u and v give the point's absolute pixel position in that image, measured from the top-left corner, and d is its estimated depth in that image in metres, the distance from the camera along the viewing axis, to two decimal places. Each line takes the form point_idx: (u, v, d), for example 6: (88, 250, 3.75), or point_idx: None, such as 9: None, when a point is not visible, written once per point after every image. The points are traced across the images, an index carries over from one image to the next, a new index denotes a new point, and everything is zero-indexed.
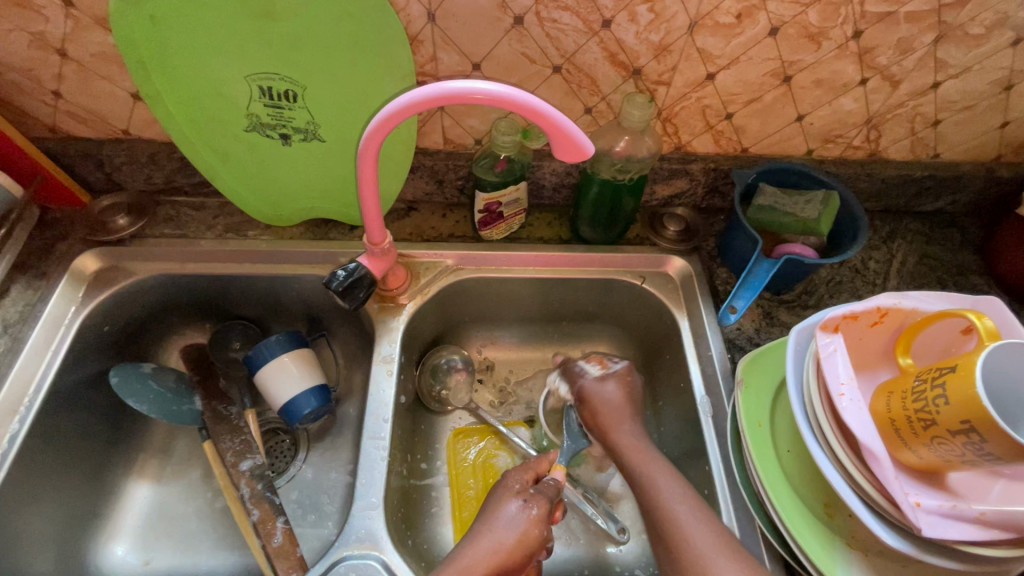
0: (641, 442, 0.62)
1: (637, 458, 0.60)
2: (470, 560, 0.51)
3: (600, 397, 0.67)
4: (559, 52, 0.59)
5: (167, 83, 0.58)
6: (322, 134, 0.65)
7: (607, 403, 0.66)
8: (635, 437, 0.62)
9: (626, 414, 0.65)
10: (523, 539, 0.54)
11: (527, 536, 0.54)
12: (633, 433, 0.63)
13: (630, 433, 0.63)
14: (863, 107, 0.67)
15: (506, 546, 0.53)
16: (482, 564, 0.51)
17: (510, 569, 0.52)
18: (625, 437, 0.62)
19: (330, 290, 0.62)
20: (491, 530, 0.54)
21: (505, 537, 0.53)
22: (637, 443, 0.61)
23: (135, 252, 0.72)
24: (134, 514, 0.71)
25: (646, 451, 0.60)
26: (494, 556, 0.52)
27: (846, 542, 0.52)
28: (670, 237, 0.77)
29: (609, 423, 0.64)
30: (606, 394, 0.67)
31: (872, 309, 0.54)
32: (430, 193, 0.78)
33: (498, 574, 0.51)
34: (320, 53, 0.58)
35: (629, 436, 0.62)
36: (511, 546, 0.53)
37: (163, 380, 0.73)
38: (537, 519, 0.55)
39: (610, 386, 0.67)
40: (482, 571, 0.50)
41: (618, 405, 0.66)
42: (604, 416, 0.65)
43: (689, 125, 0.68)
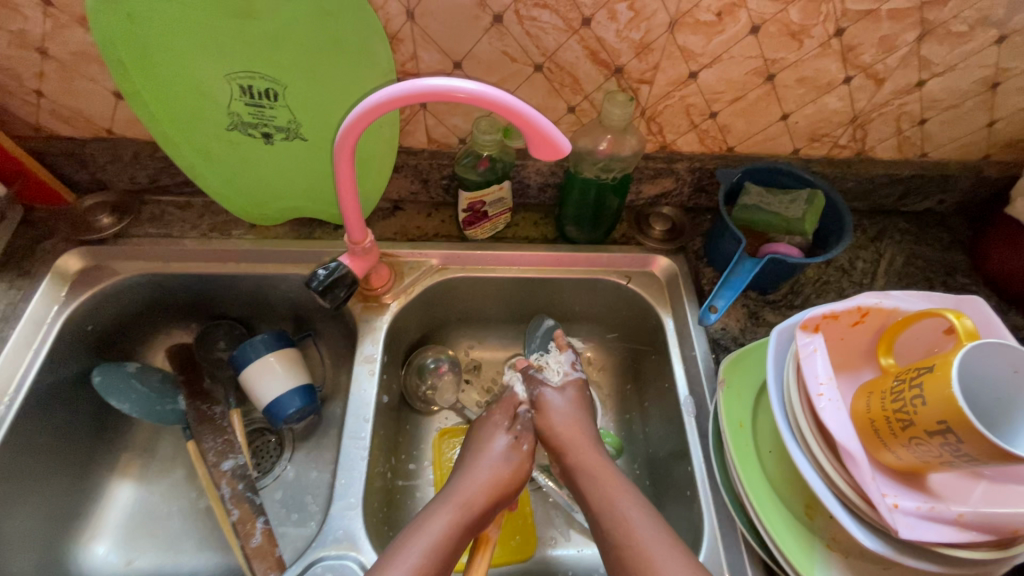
0: (602, 462, 0.61)
1: (600, 479, 0.58)
2: (469, 491, 0.57)
3: (554, 411, 0.66)
4: (539, 50, 0.59)
5: (147, 81, 0.58)
6: (304, 132, 0.65)
7: (565, 421, 0.64)
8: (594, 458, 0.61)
9: (582, 432, 0.64)
10: (514, 470, 0.60)
11: (516, 468, 0.61)
12: (593, 454, 0.61)
13: (590, 452, 0.61)
14: (848, 106, 0.66)
15: (498, 470, 0.60)
16: (478, 489, 0.57)
17: (503, 492, 0.58)
18: (586, 456, 0.61)
19: (311, 289, 0.62)
20: (484, 462, 0.60)
21: (496, 466, 0.60)
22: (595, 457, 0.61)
23: (119, 251, 0.72)
24: (117, 514, 0.71)
25: (609, 472, 0.59)
26: (487, 482, 0.58)
27: (826, 545, 0.51)
28: (656, 236, 0.77)
29: (568, 441, 0.62)
30: (561, 409, 0.66)
31: (853, 308, 0.54)
32: (415, 192, 0.78)
33: (493, 498, 0.57)
34: (300, 51, 0.58)
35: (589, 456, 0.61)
36: (502, 473, 0.60)
37: (147, 380, 0.73)
38: (524, 453, 0.63)
39: (562, 399, 0.67)
40: (477, 498, 0.56)
41: (575, 420, 0.65)
42: (563, 435, 0.63)
43: (673, 124, 0.68)
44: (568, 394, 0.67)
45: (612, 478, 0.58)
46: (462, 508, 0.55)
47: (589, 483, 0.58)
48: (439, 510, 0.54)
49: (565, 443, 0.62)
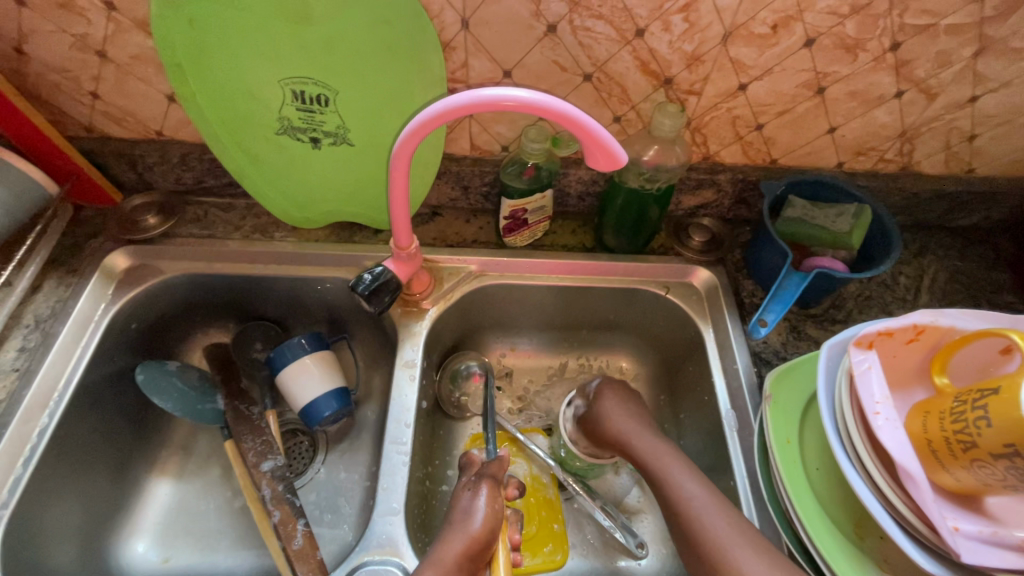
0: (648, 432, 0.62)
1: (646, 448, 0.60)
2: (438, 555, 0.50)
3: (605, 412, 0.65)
4: (590, 60, 0.59)
5: (204, 85, 0.59)
6: (351, 138, 0.65)
7: (614, 414, 0.65)
8: (654, 445, 0.60)
9: (633, 419, 0.64)
10: (485, 525, 0.52)
11: (491, 526, 0.53)
12: (651, 440, 0.61)
13: (649, 440, 0.61)
14: (898, 120, 0.65)
15: (472, 532, 0.52)
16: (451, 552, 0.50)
17: (480, 553, 0.51)
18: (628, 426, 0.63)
19: (357, 293, 0.62)
20: (456, 533, 0.51)
21: (469, 527, 0.52)
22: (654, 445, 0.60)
23: (164, 250, 0.73)
24: (155, 511, 0.71)
25: (669, 460, 0.58)
26: (459, 544, 0.50)
27: (878, 566, 0.50)
28: (695, 247, 0.77)
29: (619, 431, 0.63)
30: (609, 410, 0.65)
31: (908, 325, 0.54)
32: (454, 199, 0.78)
33: (468, 560, 0.50)
34: (354, 59, 0.59)
35: (649, 445, 0.60)
36: (478, 530, 0.52)
37: (186, 379, 0.74)
38: (495, 509, 0.55)
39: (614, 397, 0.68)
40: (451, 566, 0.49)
41: (630, 416, 0.64)
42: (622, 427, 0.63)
43: (718, 135, 0.68)
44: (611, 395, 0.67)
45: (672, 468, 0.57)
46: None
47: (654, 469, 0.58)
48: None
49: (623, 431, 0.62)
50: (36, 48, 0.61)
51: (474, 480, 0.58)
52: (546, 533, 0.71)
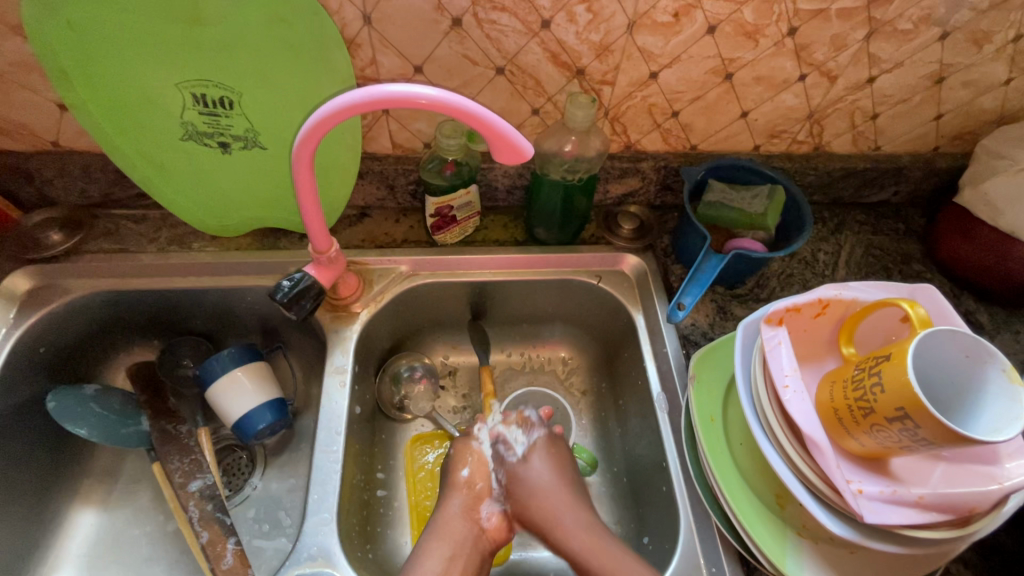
0: (593, 531, 0.58)
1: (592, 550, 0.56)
2: (444, 515, 0.60)
3: (528, 482, 0.63)
4: (500, 53, 0.59)
5: (94, 92, 0.56)
6: (262, 141, 0.63)
7: (540, 488, 0.62)
8: (583, 527, 0.59)
9: (563, 501, 0.61)
10: (468, 476, 0.64)
11: (478, 478, 0.64)
12: (576, 521, 0.59)
13: (575, 521, 0.59)
14: (804, 103, 0.68)
15: (459, 486, 0.63)
16: (451, 511, 0.60)
17: (475, 499, 0.62)
18: (573, 523, 0.59)
19: (276, 301, 0.60)
20: (453, 496, 0.62)
21: (458, 483, 0.63)
22: (594, 535, 0.57)
23: (73, 269, 0.69)
24: (79, 543, 0.68)
25: (605, 546, 0.56)
26: (458, 501, 0.61)
27: (796, 532, 0.52)
28: (625, 236, 0.77)
29: (547, 519, 0.60)
30: (537, 475, 0.63)
31: (814, 300, 0.55)
32: (382, 198, 0.77)
33: (467, 507, 0.61)
34: (255, 60, 0.57)
35: (575, 526, 0.59)
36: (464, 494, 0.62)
37: (105, 403, 0.70)
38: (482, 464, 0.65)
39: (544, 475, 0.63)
40: (461, 528, 0.59)
41: (553, 489, 0.62)
42: (540, 506, 0.61)
43: (637, 124, 0.69)
44: (544, 458, 0.65)
45: (617, 559, 0.55)
46: (454, 542, 0.57)
47: (591, 561, 0.55)
48: (430, 545, 0.57)
49: (555, 527, 0.59)
50: None
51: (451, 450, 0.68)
52: None
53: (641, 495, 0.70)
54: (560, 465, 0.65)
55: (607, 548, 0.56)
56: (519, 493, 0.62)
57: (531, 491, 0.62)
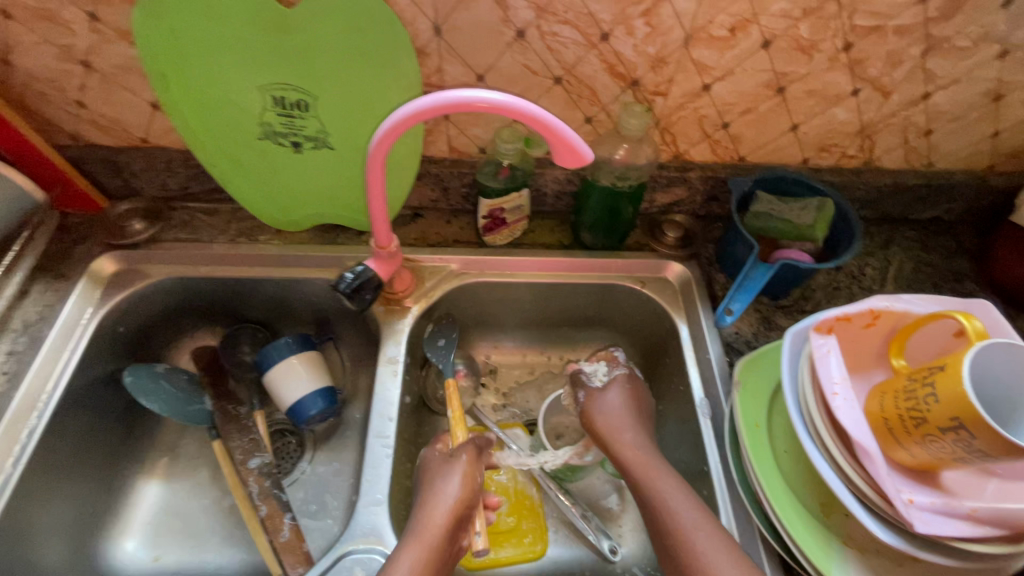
0: (647, 447, 0.62)
1: (639, 461, 0.60)
2: (427, 521, 0.56)
3: (603, 406, 0.67)
4: (559, 64, 0.62)
5: (187, 93, 0.62)
6: (332, 142, 0.67)
7: (608, 412, 0.66)
8: (640, 444, 0.62)
9: (630, 421, 0.65)
10: (463, 488, 0.59)
11: (468, 490, 0.59)
12: (634, 439, 0.63)
13: (632, 440, 0.63)
14: (856, 117, 0.69)
15: (452, 499, 0.58)
16: (436, 520, 0.56)
17: (463, 512, 0.57)
18: (629, 438, 0.63)
19: (338, 291, 0.65)
20: (437, 504, 0.57)
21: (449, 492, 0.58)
22: (645, 454, 0.61)
23: (151, 255, 0.75)
24: (144, 511, 0.73)
25: (653, 464, 0.60)
26: (446, 509, 0.57)
27: (842, 541, 0.53)
28: (669, 242, 0.79)
29: (611, 433, 0.64)
30: (609, 402, 0.67)
31: (865, 310, 0.56)
32: (435, 200, 0.80)
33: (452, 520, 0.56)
34: (332, 65, 0.61)
35: (632, 443, 0.62)
36: (454, 500, 0.58)
37: (173, 382, 0.75)
38: (473, 478, 0.60)
39: (617, 402, 0.67)
40: (443, 533, 0.55)
41: (621, 411, 0.66)
42: (605, 422, 0.65)
43: (686, 134, 0.71)
44: (622, 389, 0.69)
45: (655, 469, 0.59)
46: (427, 549, 0.53)
47: (637, 472, 0.59)
48: (403, 549, 0.53)
49: (613, 440, 0.63)
50: (22, 60, 0.62)
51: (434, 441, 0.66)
52: (524, 526, 0.74)
53: None
54: (635, 395, 0.69)
55: (651, 461, 0.60)
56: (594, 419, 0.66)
57: (604, 415, 0.66)
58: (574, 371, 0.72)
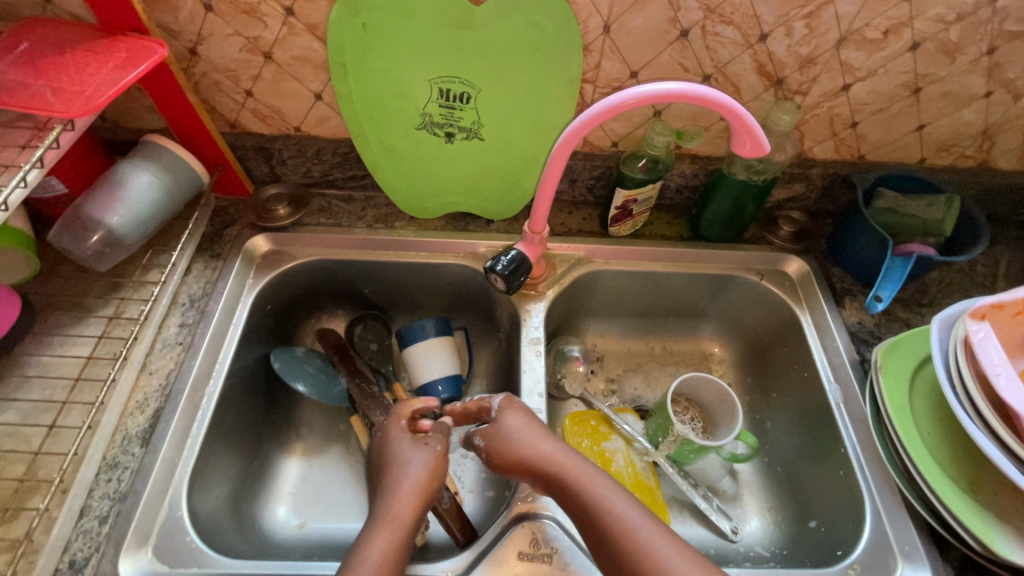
0: (576, 457, 0.56)
1: (573, 470, 0.55)
2: (396, 508, 0.54)
3: (509, 430, 0.59)
4: (712, 62, 0.66)
5: (361, 83, 0.66)
6: (483, 133, 0.72)
7: (515, 430, 0.58)
8: (562, 451, 0.56)
9: (543, 438, 0.57)
10: (431, 469, 0.57)
11: (437, 470, 0.58)
12: (554, 448, 0.56)
13: (557, 448, 0.56)
14: (983, 119, 0.72)
15: (421, 482, 0.56)
16: (407, 504, 0.54)
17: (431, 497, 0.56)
18: (539, 451, 0.56)
19: (493, 273, 0.68)
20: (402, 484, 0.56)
21: (416, 475, 0.57)
22: (575, 462, 0.55)
23: (296, 238, 0.79)
24: (288, 481, 0.76)
25: (583, 468, 0.55)
26: (413, 496, 0.55)
27: (997, 517, 0.55)
28: (784, 236, 0.82)
29: (527, 448, 0.57)
30: (511, 424, 0.59)
31: (1017, 299, 0.58)
32: (560, 192, 0.84)
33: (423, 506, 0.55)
34: (500, 60, 0.65)
35: (556, 451, 0.56)
36: (416, 492, 0.55)
37: (313, 365, 0.79)
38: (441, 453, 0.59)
39: (526, 417, 0.60)
40: (411, 514, 0.54)
41: (526, 432, 0.58)
42: (513, 435, 0.58)
43: (815, 132, 0.74)
44: (519, 410, 0.60)
45: (589, 473, 0.54)
46: (400, 529, 0.52)
47: (570, 479, 0.54)
48: (374, 535, 0.51)
49: (530, 455, 0.56)
50: (210, 50, 0.66)
51: (391, 419, 0.63)
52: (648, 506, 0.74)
53: (804, 481, 0.73)
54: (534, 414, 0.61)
55: (584, 468, 0.55)
56: (493, 446, 0.58)
57: (508, 439, 0.58)
58: (462, 432, 0.64)
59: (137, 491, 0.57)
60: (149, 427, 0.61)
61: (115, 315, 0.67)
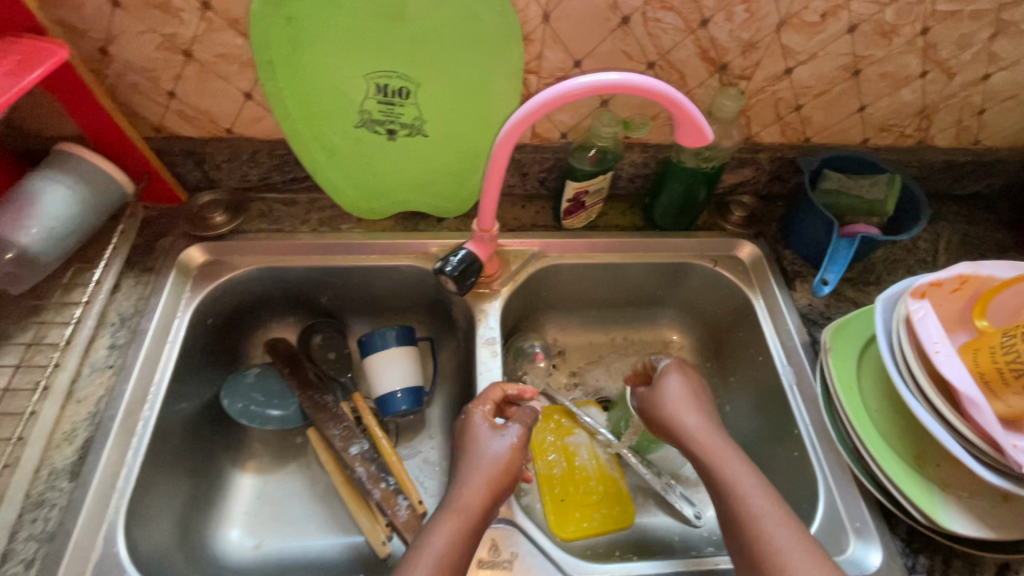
0: (717, 434, 0.63)
1: (711, 446, 0.61)
2: (467, 495, 0.55)
3: (667, 395, 0.67)
4: (655, 49, 0.64)
5: (291, 80, 0.62)
6: (426, 129, 0.69)
7: (674, 399, 0.66)
8: (705, 428, 0.63)
9: (704, 407, 0.66)
10: (506, 463, 0.58)
11: (510, 463, 0.58)
12: (700, 424, 0.64)
13: (701, 423, 0.64)
14: (920, 98, 0.73)
15: (491, 469, 0.57)
16: (475, 495, 0.55)
17: (506, 484, 0.57)
18: (699, 428, 0.63)
19: (443, 275, 0.66)
20: (473, 470, 0.57)
21: (487, 466, 0.57)
22: (715, 440, 0.61)
23: (236, 247, 0.75)
24: (241, 501, 0.73)
25: (724, 447, 0.61)
26: (484, 484, 0.56)
27: (942, 488, 0.57)
28: (735, 221, 0.83)
29: (675, 420, 0.65)
30: (674, 390, 0.67)
31: (955, 276, 0.60)
32: (511, 186, 0.82)
33: (492, 493, 0.55)
34: (439, 52, 0.62)
35: (699, 428, 0.63)
36: (495, 472, 0.57)
37: (264, 389, 0.77)
38: (518, 446, 0.60)
39: (687, 389, 0.67)
40: (479, 505, 0.54)
41: (690, 400, 0.66)
42: (682, 412, 0.65)
43: (762, 117, 0.74)
44: (678, 376, 0.69)
45: (727, 454, 0.60)
46: (469, 518, 0.53)
47: (708, 456, 0.60)
48: (440, 524, 0.53)
49: (678, 429, 0.64)
50: (122, 49, 0.61)
51: (478, 400, 0.64)
52: (612, 495, 0.77)
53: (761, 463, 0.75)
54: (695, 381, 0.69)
55: (723, 447, 0.61)
56: (652, 404, 0.67)
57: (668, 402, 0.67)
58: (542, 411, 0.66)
59: (66, 529, 0.53)
60: (77, 459, 0.57)
61: (36, 340, 0.62)
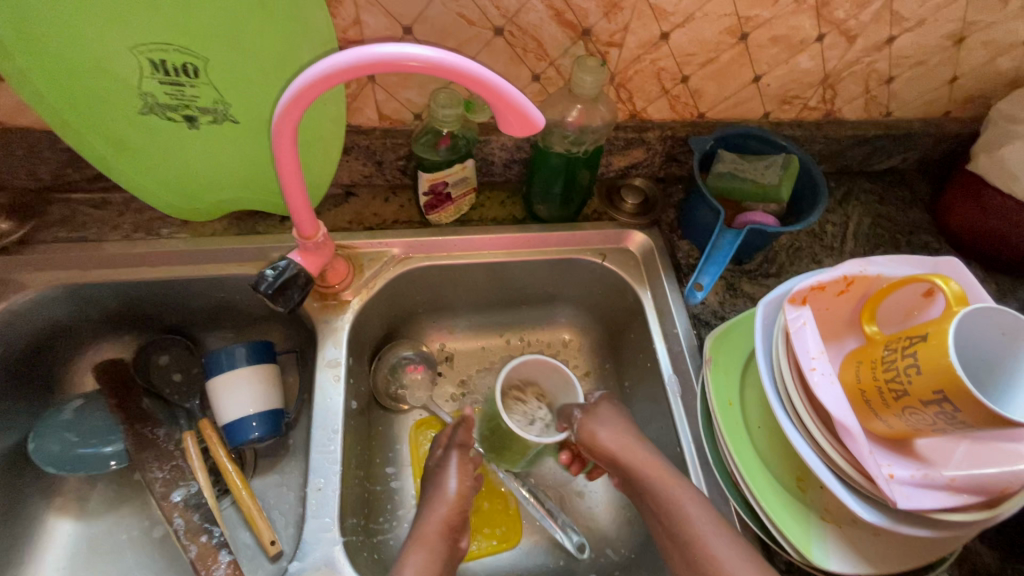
0: (658, 458, 0.58)
1: (656, 475, 0.57)
2: (424, 527, 0.56)
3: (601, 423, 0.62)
4: (499, 12, 0.54)
5: (33, 57, 0.48)
6: (233, 114, 0.57)
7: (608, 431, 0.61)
8: (649, 454, 0.59)
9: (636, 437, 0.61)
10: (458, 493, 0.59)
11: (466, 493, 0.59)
12: (645, 452, 0.59)
13: (645, 449, 0.59)
14: (820, 66, 0.64)
15: (449, 500, 0.58)
16: (433, 525, 0.56)
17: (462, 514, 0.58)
18: (637, 456, 0.59)
19: (260, 292, 0.55)
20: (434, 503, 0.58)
21: (446, 497, 0.58)
22: (659, 467, 0.57)
23: (24, 261, 0.63)
24: (58, 553, 0.64)
25: (671, 472, 0.57)
26: (441, 515, 0.57)
27: (820, 516, 0.51)
28: (628, 211, 0.73)
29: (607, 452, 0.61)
30: (604, 417, 0.63)
31: (838, 277, 0.53)
32: (369, 175, 0.71)
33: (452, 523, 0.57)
34: (222, 17, 0.49)
35: (639, 455, 0.59)
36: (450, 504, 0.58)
37: (81, 426, 0.66)
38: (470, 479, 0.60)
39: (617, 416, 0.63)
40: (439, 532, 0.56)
41: (623, 432, 0.61)
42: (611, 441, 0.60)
43: (644, 91, 0.64)
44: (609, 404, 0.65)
45: (670, 475, 0.56)
46: (432, 550, 0.54)
47: (655, 484, 0.56)
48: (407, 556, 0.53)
49: (619, 457, 0.60)
50: None
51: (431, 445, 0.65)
52: (498, 513, 0.70)
53: None
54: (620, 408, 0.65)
55: (666, 473, 0.57)
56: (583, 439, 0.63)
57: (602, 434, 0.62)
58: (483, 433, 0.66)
59: None
60: None
61: None
